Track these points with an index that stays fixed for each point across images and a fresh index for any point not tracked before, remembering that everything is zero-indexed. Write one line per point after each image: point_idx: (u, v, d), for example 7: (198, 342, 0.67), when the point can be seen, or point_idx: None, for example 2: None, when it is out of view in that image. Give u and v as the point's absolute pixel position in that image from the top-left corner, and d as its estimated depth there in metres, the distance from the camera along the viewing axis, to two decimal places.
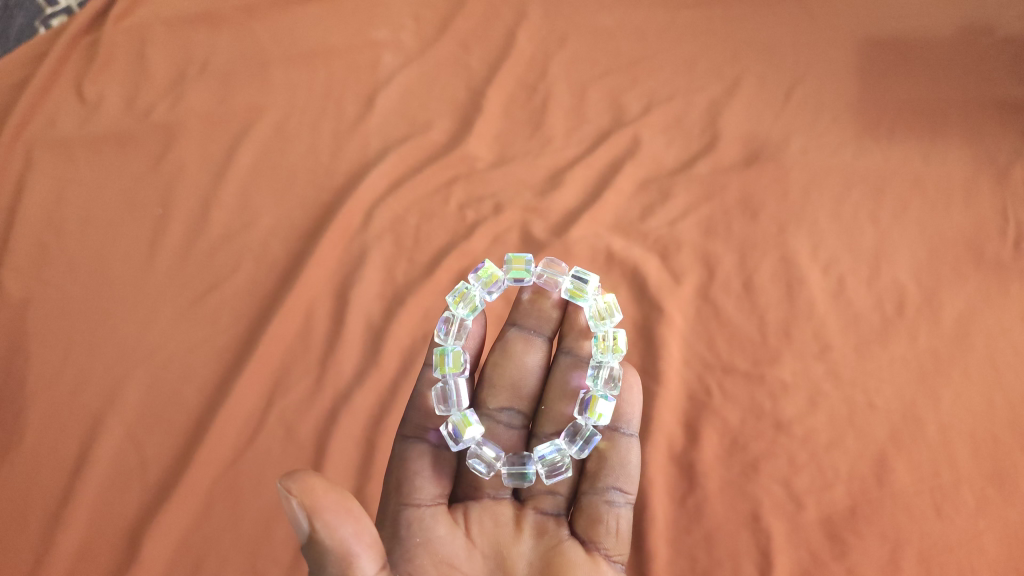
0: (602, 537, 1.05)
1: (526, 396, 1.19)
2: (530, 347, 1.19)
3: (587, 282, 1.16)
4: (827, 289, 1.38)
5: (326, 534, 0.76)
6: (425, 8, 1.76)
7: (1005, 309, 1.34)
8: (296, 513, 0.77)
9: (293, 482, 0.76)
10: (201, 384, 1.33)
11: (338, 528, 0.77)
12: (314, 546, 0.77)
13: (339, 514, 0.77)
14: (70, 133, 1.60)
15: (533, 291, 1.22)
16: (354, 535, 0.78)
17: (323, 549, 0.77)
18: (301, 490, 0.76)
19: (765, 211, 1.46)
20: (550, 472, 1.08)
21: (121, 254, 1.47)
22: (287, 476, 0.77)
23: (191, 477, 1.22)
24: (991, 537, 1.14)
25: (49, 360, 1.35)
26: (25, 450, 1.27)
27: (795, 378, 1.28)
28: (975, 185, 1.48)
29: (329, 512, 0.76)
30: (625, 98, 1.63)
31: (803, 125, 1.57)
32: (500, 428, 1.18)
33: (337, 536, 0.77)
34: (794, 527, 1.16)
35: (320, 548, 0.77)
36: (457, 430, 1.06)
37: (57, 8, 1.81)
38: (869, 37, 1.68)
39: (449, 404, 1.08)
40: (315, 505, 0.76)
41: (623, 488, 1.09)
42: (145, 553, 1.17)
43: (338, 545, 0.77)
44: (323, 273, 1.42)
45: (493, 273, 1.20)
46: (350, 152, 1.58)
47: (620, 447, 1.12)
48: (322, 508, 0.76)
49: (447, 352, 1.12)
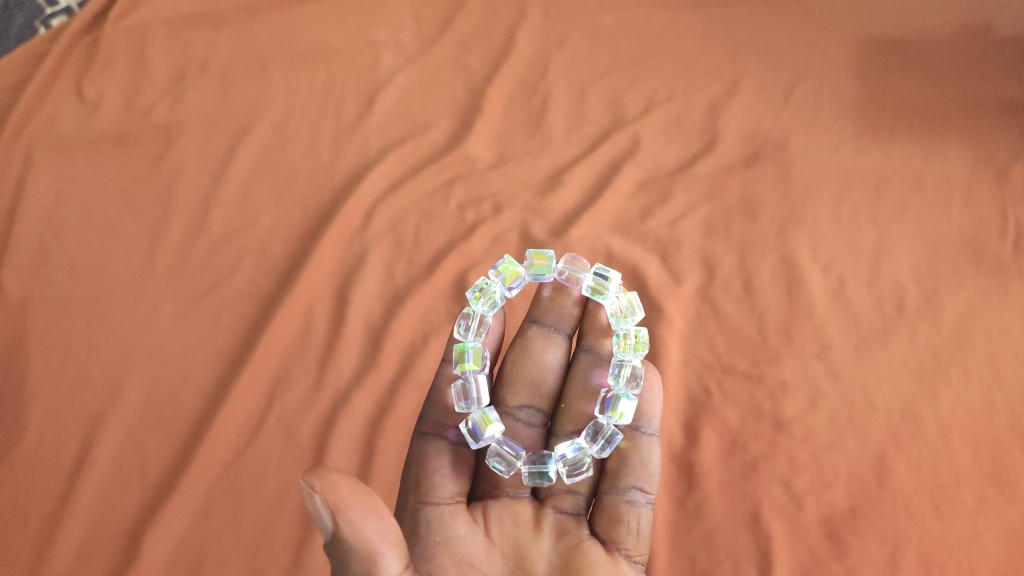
0: (622, 537, 1.04)
1: (546, 393, 1.19)
2: (550, 345, 1.19)
3: (608, 279, 1.17)
4: (827, 289, 1.38)
5: (351, 532, 0.76)
6: (425, 7, 1.76)
7: (1004, 310, 1.34)
8: (319, 510, 0.77)
9: (316, 479, 0.76)
10: (202, 383, 1.33)
11: (362, 526, 0.76)
12: (337, 544, 0.77)
13: (362, 511, 0.77)
14: (69, 133, 1.60)
15: (553, 287, 1.22)
16: (379, 533, 0.77)
17: (346, 548, 0.76)
18: (324, 487, 0.76)
19: (765, 211, 1.46)
20: (572, 470, 1.08)
21: (121, 253, 1.47)
22: (310, 472, 0.77)
23: (191, 478, 1.22)
24: (990, 537, 1.14)
25: (49, 359, 1.35)
26: (25, 449, 1.27)
27: (795, 378, 1.28)
28: (975, 186, 1.48)
29: (353, 509, 0.76)
30: (625, 98, 1.63)
31: (803, 125, 1.57)
32: (519, 426, 1.18)
33: (361, 534, 0.76)
34: (794, 527, 1.16)
35: (344, 546, 0.77)
36: (477, 427, 1.05)
37: (57, 7, 1.81)
38: (870, 37, 1.68)
39: (469, 401, 1.09)
40: (339, 502, 0.76)
41: (644, 488, 1.08)
42: (145, 553, 1.17)
43: (361, 543, 0.76)
44: (324, 273, 1.42)
45: (513, 269, 1.20)
46: (350, 152, 1.58)
47: (641, 446, 1.12)
48: (345, 506, 0.76)
49: (467, 348, 1.12)
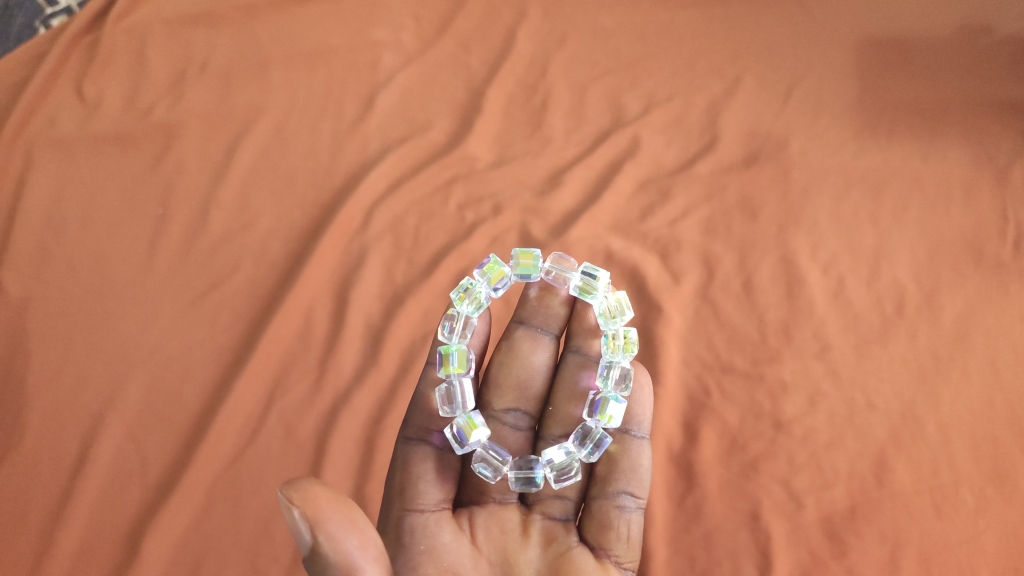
0: (612, 544, 1.05)
1: (533, 396, 1.19)
2: (537, 347, 1.19)
3: (596, 279, 1.16)
4: (827, 288, 1.38)
5: (330, 546, 0.76)
6: (425, 7, 1.76)
7: (1004, 309, 1.34)
8: (297, 524, 0.76)
9: (294, 491, 0.76)
10: (202, 383, 1.34)
11: (342, 541, 0.76)
12: (316, 559, 0.77)
13: (343, 525, 0.76)
14: (69, 133, 1.60)
15: (540, 287, 1.22)
16: (359, 548, 0.77)
17: (325, 563, 0.76)
18: (303, 500, 0.76)
19: (765, 211, 1.46)
20: (559, 476, 1.08)
21: (122, 253, 1.47)
22: (288, 485, 0.77)
23: (191, 478, 1.22)
24: (991, 537, 1.14)
25: (49, 359, 1.35)
26: (24, 449, 1.27)
27: (794, 378, 1.28)
28: (975, 186, 1.48)
29: (332, 523, 0.76)
30: (625, 98, 1.63)
31: (803, 125, 1.57)
32: (506, 430, 1.17)
33: (341, 549, 0.76)
34: (793, 526, 1.16)
35: (323, 562, 0.76)
36: (462, 432, 1.06)
37: (58, 8, 1.81)
38: (869, 38, 1.68)
39: (453, 405, 1.08)
40: (319, 515, 0.75)
41: (634, 493, 1.08)
42: (145, 553, 1.17)
43: (341, 559, 0.76)
44: (324, 273, 1.42)
45: (499, 269, 1.20)
46: (351, 152, 1.58)
47: (631, 450, 1.11)
48: (325, 519, 0.76)
49: (452, 351, 1.12)
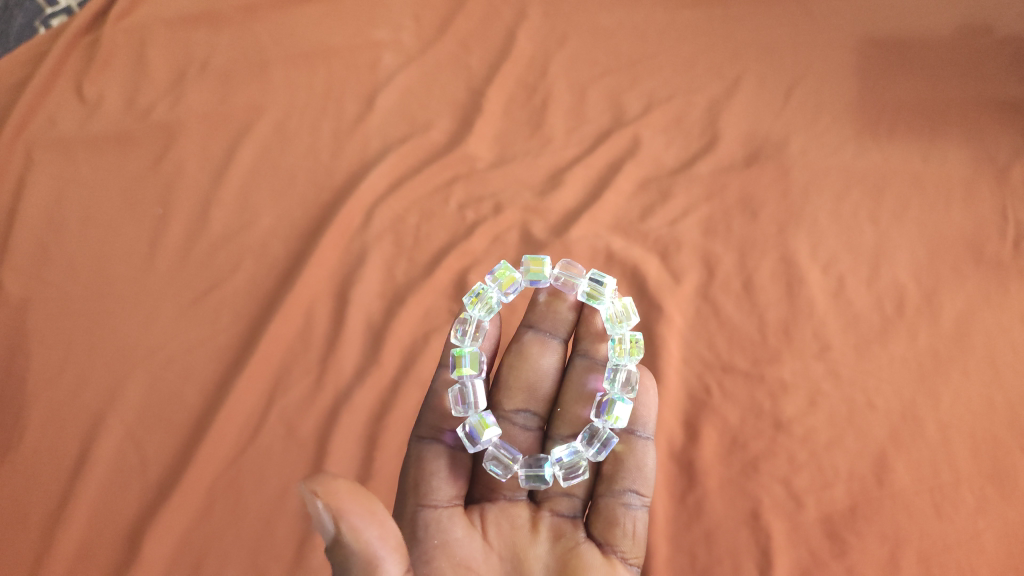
0: (618, 540, 1.04)
1: (542, 398, 1.19)
2: (546, 349, 1.19)
3: (604, 284, 1.17)
4: (827, 288, 1.38)
5: (352, 537, 0.76)
6: (425, 7, 1.76)
7: (1004, 309, 1.34)
8: (319, 516, 0.76)
9: (317, 484, 0.76)
10: (202, 382, 1.34)
11: (363, 531, 0.76)
12: (338, 549, 0.77)
13: (364, 516, 0.77)
14: (69, 133, 1.60)
15: (549, 293, 1.22)
16: (379, 538, 0.77)
17: (348, 553, 0.76)
18: (326, 492, 0.76)
19: (765, 211, 1.46)
20: (568, 474, 1.07)
21: (122, 253, 1.47)
22: (309, 478, 0.76)
23: (192, 477, 1.23)
24: (990, 536, 1.14)
25: (49, 359, 1.35)
26: (24, 450, 1.27)
27: (794, 378, 1.28)
28: (975, 186, 1.48)
29: (354, 514, 0.76)
30: (625, 98, 1.63)
31: (803, 125, 1.57)
32: (516, 430, 1.17)
33: (363, 539, 0.76)
34: (793, 526, 1.16)
35: (345, 552, 0.76)
36: (475, 430, 1.06)
37: (57, 7, 1.81)
38: (869, 37, 1.68)
39: (466, 404, 1.08)
40: (341, 507, 0.75)
41: (639, 491, 1.09)
42: (146, 552, 1.17)
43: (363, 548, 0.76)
44: (324, 273, 1.43)
45: (509, 274, 1.20)
46: (351, 152, 1.58)
47: (637, 449, 1.12)
48: (347, 510, 0.76)
49: (464, 353, 1.12)
